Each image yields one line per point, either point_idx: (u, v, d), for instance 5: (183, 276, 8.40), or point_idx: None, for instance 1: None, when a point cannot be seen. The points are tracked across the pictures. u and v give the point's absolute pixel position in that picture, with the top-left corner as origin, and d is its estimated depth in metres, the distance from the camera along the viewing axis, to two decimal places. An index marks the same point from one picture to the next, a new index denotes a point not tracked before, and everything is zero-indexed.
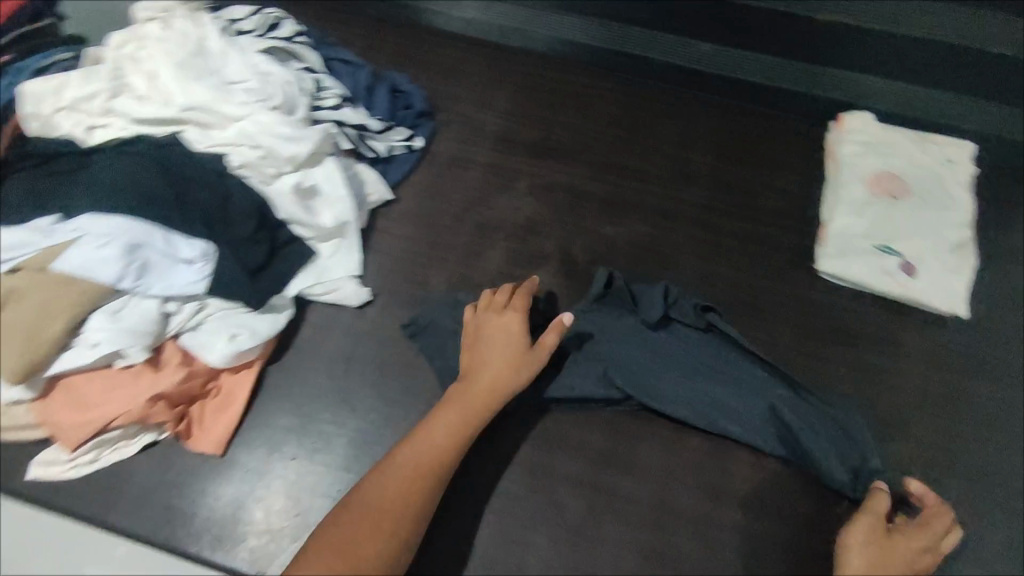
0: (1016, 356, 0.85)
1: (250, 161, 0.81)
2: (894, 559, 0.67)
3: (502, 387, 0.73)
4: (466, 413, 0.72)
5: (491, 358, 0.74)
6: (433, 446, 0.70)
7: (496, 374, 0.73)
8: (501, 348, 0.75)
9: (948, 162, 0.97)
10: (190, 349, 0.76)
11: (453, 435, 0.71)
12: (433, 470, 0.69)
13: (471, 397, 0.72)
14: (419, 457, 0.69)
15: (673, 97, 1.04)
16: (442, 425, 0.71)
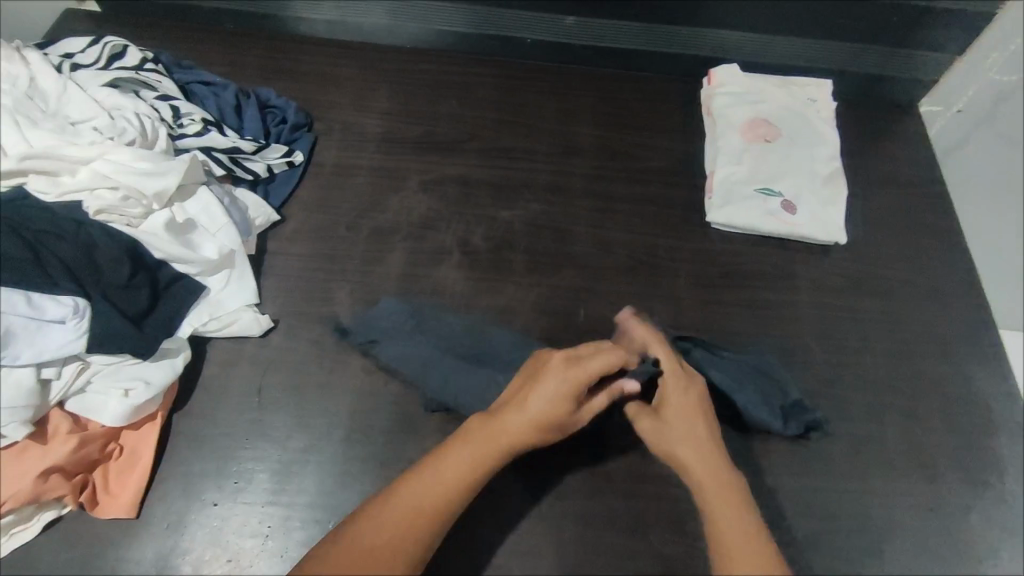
0: (889, 269, 0.93)
1: (109, 205, 0.74)
2: (674, 415, 0.71)
3: (524, 443, 0.66)
4: (478, 469, 0.64)
5: (527, 404, 0.67)
6: (436, 496, 0.62)
7: (520, 426, 0.66)
8: (542, 395, 0.67)
9: (811, 101, 1.03)
10: (80, 414, 0.72)
11: (466, 496, 0.63)
12: (427, 524, 0.61)
13: (497, 440, 0.66)
14: (419, 504, 0.62)
15: (549, 75, 1.08)
16: (457, 480, 0.64)
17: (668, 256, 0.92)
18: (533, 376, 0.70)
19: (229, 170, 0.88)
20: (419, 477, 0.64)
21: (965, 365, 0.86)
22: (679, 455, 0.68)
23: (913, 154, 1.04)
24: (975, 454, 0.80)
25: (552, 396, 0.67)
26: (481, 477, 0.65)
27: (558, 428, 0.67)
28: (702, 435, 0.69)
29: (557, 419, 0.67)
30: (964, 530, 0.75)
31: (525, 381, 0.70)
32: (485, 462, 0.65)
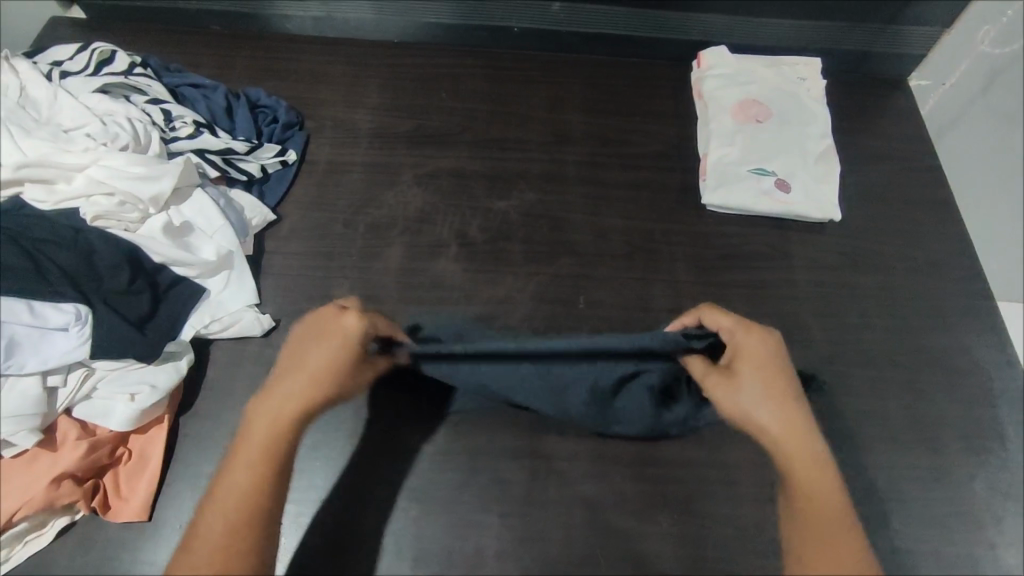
0: (885, 244, 0.93)
1: (106, 211, 0.75)
2: (744, 369, 0.69)
3: (315, 399, 0.65)
4: (263, 448, 0.63)
5: (301, 367, 0.66)
6: (246, 475, 0.61)
7: (296, 389, 0.65)
8: (314, 358, 0.66)
9: (801, 80, 1.03)
10: (87, 420, 0.72)
11: (258, 475, 0.61)
12: (256, 502, 0.60)
13: (277, 417, 0.64)
14: (226, 505, 0.60)
15: (538, 64, 1.08)
16: (241, 465, 0.62)
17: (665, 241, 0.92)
18: (305, 341, 0.68)
19: (223, 171, 0.88)
20: (227, 466, 0.62)
21: (963, 336, 0.87)
22: (758, 412, 0.67)
23: (904, 129, 1.04)
24: (975, 423, 0.81)
25: (328, 352, 0.66)
26: (281, 446, 0.63)
27: (334, 386, 0.66)
28: (775, 386, 0.68)
29: (341, 370, 0.67)
30: (967, 497, 0.77)
31: (297, 351, 0.68)
32: (284, 428, 0.64)
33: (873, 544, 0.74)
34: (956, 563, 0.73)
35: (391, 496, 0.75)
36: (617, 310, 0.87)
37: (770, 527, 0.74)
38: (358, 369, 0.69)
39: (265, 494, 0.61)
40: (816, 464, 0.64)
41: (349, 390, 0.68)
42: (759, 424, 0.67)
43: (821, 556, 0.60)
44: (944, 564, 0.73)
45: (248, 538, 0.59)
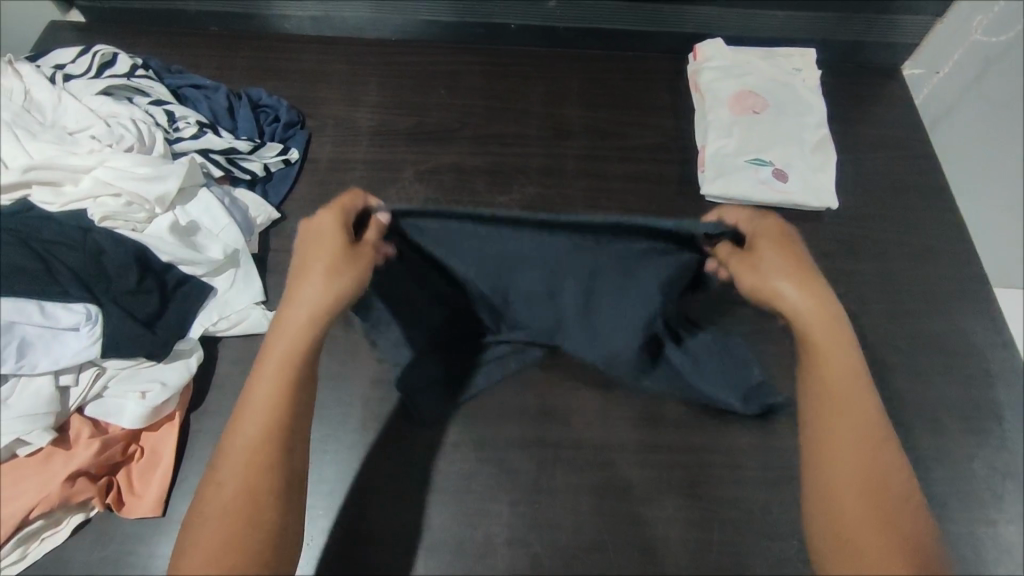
0: (881, 231, 0.95)
1: (113, 212, 0.76)
2: (766, 251, 0.70)
3: (325, 303, 0.66)
4: (285, 355, 0.65)
5: (305, 271, 0.67)
6: (254, 425, 0.62)
7: (312, 289, 0.66)
8: (321, 255, 0.67)
9: (796, 71, 1.04)
10: (99, 418, 0.73)
11: (280, 384, 0.64)
12: (266, 452, 0.62)
13: (293, 322, 0.66)
14: (254, 412, 0.63)
15: (536, 60, 1.09)
16: (267, 372, 0.64)
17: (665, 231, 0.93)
18: (310, 244, 0.69)
19: (227, 171, 0.89)
20: (232, 427, 0.63)
21: (961, 320, 0.88)
22: (784, 292, 0.68)
23: (899, 117, 1.05)
24: (974, 405, 0.82)
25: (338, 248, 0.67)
26: (301, 354, 0.65)
27: (343, 291, 0.67)
28: (798, 267, 0.69)
29: (352, 268, 0.67)
30: (967, 477, 0.78)
31: (304, 251, 0.69)
32: (293, 360, 0.65)
33: None
34: (958, 542, 0.75)
35: (401, 488, 0.76)
36: None
37: (774, 511, 0.75)
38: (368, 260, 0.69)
39: (275, 437, 0.62)
40: (843, 359, 0.67)
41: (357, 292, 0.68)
42: (785, 301, 0.69)
43: (847, 484, 0.62)
44: (946, 542, 0.75)
45: (274, 445, 0.62)
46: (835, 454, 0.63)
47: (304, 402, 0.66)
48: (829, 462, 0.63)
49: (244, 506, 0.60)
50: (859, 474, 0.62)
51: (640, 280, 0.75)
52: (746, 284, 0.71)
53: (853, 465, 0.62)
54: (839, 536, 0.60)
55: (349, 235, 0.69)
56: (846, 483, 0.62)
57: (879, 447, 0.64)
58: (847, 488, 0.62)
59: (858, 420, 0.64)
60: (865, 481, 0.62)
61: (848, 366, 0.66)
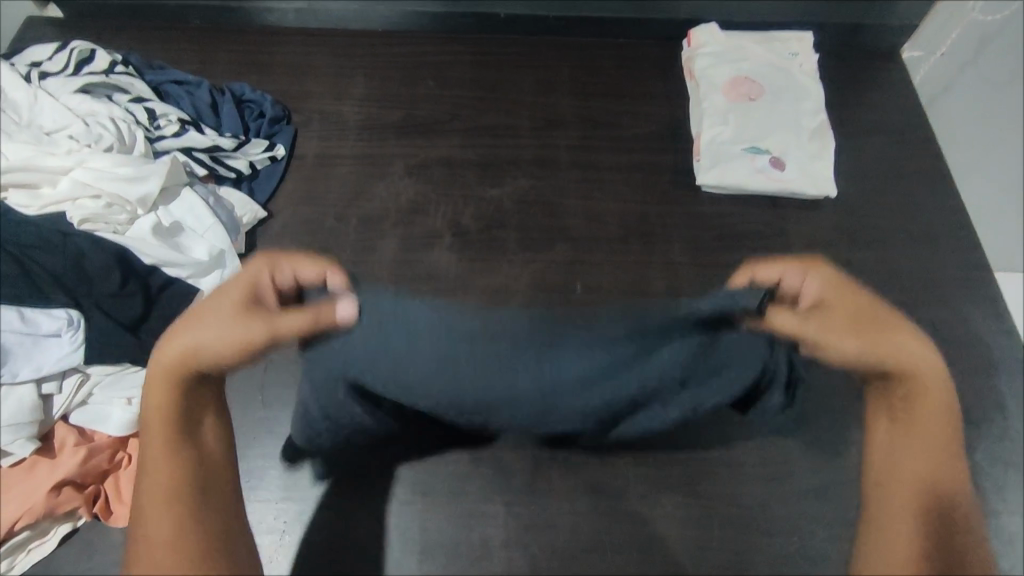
0: (881, 219, 0.93)
1: (94, 214, 0.74)
2: (833, 312, 0.83)
3: (212, 349, 0.73)
4: (165, 395, 0.69)
5: (200, 317, 0.73)
6: (148, 475, 0.66)
7: (199, 348, 0.72)
8: (210, 312, 0.74)
9: (793, 55, 1.02)
10: (85, 425, 0.71)
11: (163, 422, 0.68)
12: (163, 494, 0.64)
13: (169, 379, 0.70)
14: (151, 451, 0.67)
15: (525, 48, 1.06)
16: (151, 419, 0.68)
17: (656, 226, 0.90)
18: (218, 293, 0.77)
19: (211, 170, 0.87)
20: (138, 474, 0.66)
21: (962, 308, 0.86)
22: (852, 347, 0.80)
23: (898, 102, 1.03)
24: (976, 395, 0.81)
25: (233, 301, 0.75)
26: (177, 394, 0.70)
27: (245, 336, 0.75)
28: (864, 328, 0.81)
29: (245, 319, 0.75)
30: (970, 469, 0.76)
31: (206, 302, 0.76)
32: (168, 413, 0.69)
33: None
34: None
35: (394, 490, 0.74)
36: (614, 295, 0.87)
37: (772, 507, 0.75)
38: (266, 312, 0.76)
39: (163, 480, 0.65)
40: (938, 422, 0.77)
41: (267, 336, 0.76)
42: (847, 356, 0.80)
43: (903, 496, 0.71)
44: None
45: (175, 470, 0.66)
46: (901, 472, 0.73)
47: (194, 439, 0.70)
48: (889, 475, 0.73)
49: (166, 529, 0.63)
50: (913, 491, 0.71)
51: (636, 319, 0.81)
52: (814, 338, 0.81)
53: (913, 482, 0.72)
54: (892, 533, 0.69)
55: (250, 295, 0.77)
56: (911, 493, 0.71)
57: (942, 472, 0.73)
58: (901, 500, 0.71)
59: (901, 478, 0.72)
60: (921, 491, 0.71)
61: (943, 412, 0.77)
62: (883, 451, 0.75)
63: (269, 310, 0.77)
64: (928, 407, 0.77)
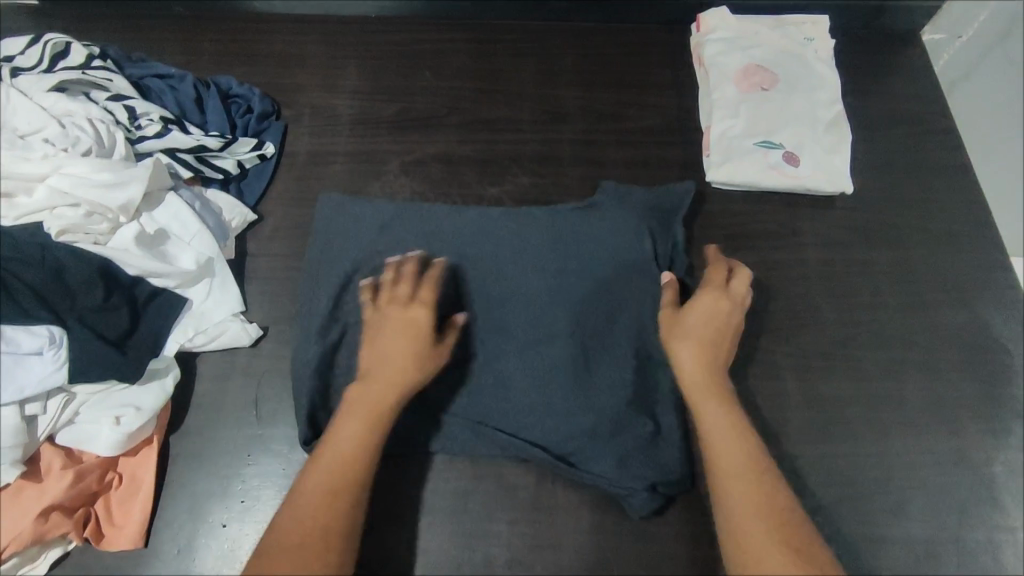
0: (897, 217, 0.89)
1: (72, 222, 0.70)
2: (693, 322, 0.72)
3: (403, 385, 0.68)
4: (361, 420, 0.65)
5: (385, 347, 0.69)
6: (343, 468, 0.63)
7: (400, 353, 0.68)
8: (415, 317, 0.70)
9: (808, 41, 0.97)
10: (72, 446, 0.69)
11: (358, 448, 0.64)
12: (342, 491, 0.62)
13: (373, 404, 0.66)
14: (329, 472, 0.63)
15: (525, 34, 1.01)
16: (342, 437, 0.64)
17: (655, 214, 0.84)
18: (404, 280, 0.73)
19: (197, 171, 0.83)
20: (301, 483, 0.62)
21: (982, 310, 0.83)
22: (689, 359, 0.70)
23: (917, 89, 0.98)
24: (994, 402, 0.78)
25: (430, 313, 0.71)
26: (378, 428, 0.66)
27: (419, 373, 0.69)
28: (711, 346, 0.71)
29: (420, 341, 0.70)
30: (987, 480, 0.74)
31: (397, 292, 0.72)
32: (380, 418, 0.66)
33: (892, 534, 0.71)
34: (977, 550, 0.71)
35: (394, 509, 0.72)
36: None
37: None
38: (436, 350, 0.71)
39: (348, 486, 0.62)
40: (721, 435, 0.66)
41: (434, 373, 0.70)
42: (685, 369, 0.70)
43: (749, 526, 0.60)
44: (965, 551, 0.71)
45: (344, 503, 0.62)
46: (734, 492, 0.62)
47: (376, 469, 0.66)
48: (727, 490, 0.63)
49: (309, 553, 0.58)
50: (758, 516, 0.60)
51: (615, 260, 0.81)
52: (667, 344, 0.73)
53: (748, 500, 0.61)
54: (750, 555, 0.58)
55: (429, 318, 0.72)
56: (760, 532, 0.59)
57: (775, 495, 0.62)
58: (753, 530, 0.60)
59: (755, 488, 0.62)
60: (763, 510, 0.61)
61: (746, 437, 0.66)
62: (719, 474, 0.64)
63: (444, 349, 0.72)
64: (701, 402, 0.68)
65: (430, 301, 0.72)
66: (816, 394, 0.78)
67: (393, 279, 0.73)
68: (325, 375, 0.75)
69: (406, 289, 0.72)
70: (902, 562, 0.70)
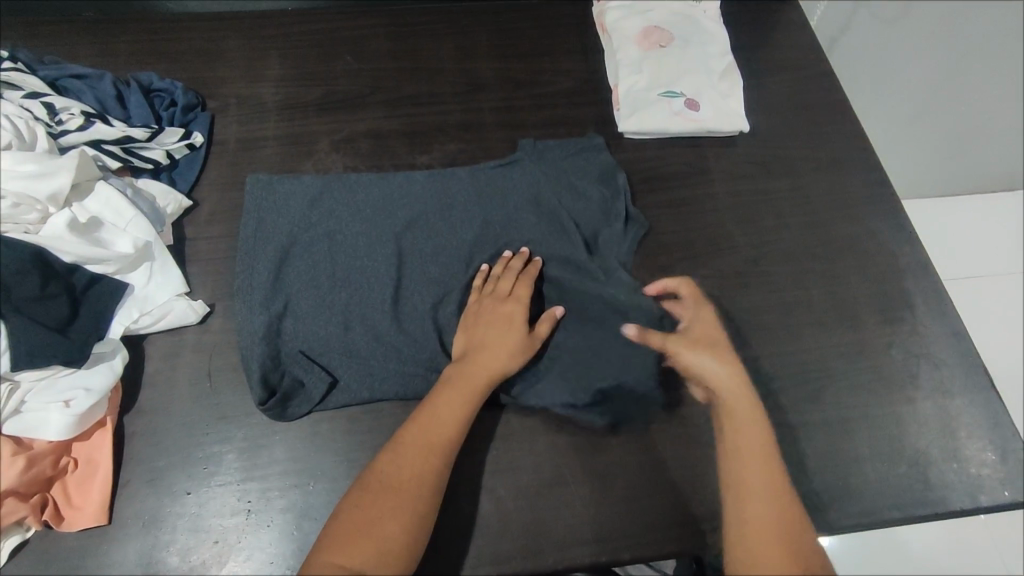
0: (791, 149, 0.99)
1: (1, 215, 0.70)
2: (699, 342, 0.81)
3: (497, 367, 0.74)
4: (458, 393, 0.71)
5: (487, 334, 0.76)
6: (438, 430, 0.68)
7: (500, 343, 0.75)
8: (513, 312, 0.78)
9: (697, 3, 1.06)
10: (21, 435, 0.68)
11: (454, 415, 0.70)
12: (439, 451, 0.67)
13: (470, 379, 0.72)
14: (426, 433, 0.68)
15: (440, 15, 1.06)
16: (440, 405, 0.70)
17: (573, 164, 0.91)
18: (505, 277, 0.81)
19: (125, 162, 0.83)
20: (401, 437, 0.68)
21: (871, 222, 0.93)
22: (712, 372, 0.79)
23: (797, 40, 1.10)
24: (889, 297, 0.88)
25: (523, 309, 0.78)
26: (473, 402, 0.71)
27: (510, 360, 0.75)
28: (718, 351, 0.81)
29: (512, 330, 0.76)
30: (887, 363, 0.83)
31: (499, 288, 0.80)
32: (473, 394, 0.72)
33: (812, 419, 0.79)
34: (883, 422, 0.80)
35: (356, 455, 0.76)
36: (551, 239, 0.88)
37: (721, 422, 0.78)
38: (529, 339, 0.77)
39: (443, 447, 0.68)
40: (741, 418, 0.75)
41: (524, 359, 0.76)
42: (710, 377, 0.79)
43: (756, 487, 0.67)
44: (874, 423, 0.80)
45: (437, 462, 0.66)
46: (751, 481, 0.68)
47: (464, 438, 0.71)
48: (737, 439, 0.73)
49: (402, 501, 0.63)
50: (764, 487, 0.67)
51: (540, 206, 0.88)
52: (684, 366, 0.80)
53: (762, 493, 0.67)
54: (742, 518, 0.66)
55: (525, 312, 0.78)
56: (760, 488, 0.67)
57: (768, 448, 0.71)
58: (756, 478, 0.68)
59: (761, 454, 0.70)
60: (773, 505, 0.66)
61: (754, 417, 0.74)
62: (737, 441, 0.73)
63: (532, 342, 0.77)
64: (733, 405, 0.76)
65: (526, 298, 0.79)
66: (735, 307, 0.86)
67: (497, 275, 0.81)
68: (274, 341, 0.77)
69: (501, 284, 0.80)
70: (822, 440, 0.78)
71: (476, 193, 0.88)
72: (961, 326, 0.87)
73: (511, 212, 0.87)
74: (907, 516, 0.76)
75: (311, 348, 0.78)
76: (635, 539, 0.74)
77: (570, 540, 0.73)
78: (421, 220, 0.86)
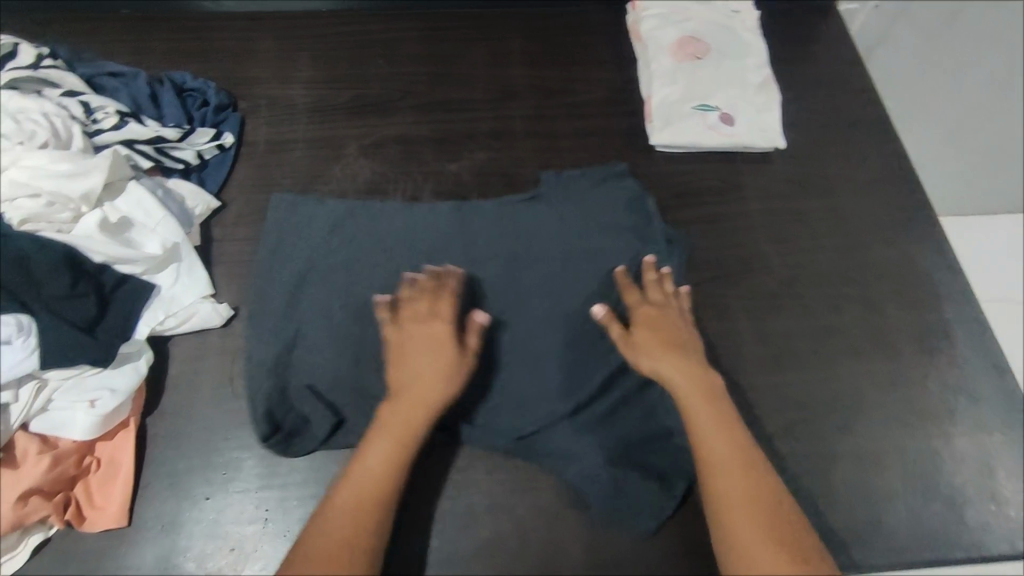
0: (828, 167, 0.96)
1: (35, 213, 0.71)
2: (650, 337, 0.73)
3: (431, 407, 0.69)
4: (390, 441, 0.67)
5: (408, 371, 0.71)
6: (369, 487, 0.65)
7: (426, 379, 0.70)
8: (434, 339, 0.72)
9: (735, 13, 1.04)
10: (47, 433, 0.69)
11: (386, 467, 0.66)
12: (371, 509, 0.64)
13: (404, 425, 0.68)
14: (358, 490, 0.64)
15: (474, 20, 1.05)
16: (371, 457, 0.66)
17: (609, 185, 0.88)
18: (426, 295, 0.74)
19: (157, 161, 0.83)
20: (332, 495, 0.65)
21: (909, 247, 0.90)
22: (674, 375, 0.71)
23: (837, 53, 1.07)
24: (927, 325, 0.85)
25: (449, 335, 0.72)
26: (407, 450, 0.67)
27: (441, 396, 0.70)
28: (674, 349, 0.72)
29: (436, 363, 0.70)
30: (922, 395, 0.80)
31: (419, 309, 0.73)
32: (409, 439, 0.68)
33: (842, 450, 0.77)
34: (917, 458, 0.77)
35: None
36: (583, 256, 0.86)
37: None
38: (457, 366, 0.71)
39: (377, 505, 0.64)
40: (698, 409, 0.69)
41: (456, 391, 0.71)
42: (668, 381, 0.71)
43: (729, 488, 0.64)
44: (907, 458, 0.77)
45: (371, 522, 0.63)
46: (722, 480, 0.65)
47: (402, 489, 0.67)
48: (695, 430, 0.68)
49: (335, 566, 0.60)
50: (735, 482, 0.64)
51: (569, 223, 0.85)
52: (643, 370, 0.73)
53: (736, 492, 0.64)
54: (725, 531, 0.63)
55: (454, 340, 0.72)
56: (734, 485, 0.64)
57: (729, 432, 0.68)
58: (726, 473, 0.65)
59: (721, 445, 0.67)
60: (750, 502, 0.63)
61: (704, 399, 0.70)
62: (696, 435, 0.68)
63: (459, 366, 0.71)
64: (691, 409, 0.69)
65: (449, 316, 0.73)
66: (765, 330, 0.83)
67: (414, 294, 0.75)
68: (280, 373, 0.76)
69: (421, 305, 0.74)
70: (852, 474, 0.76)
71: (501, 220, 0.86)
72: (1002, 359, 0.83)
73: (536, 248, 0.84)
74: (937, 558, 0.73)
75: (318, 384, 0.76)
76: (652, 566, 0.73)
77: (588, 564, 0.72)
78: (442, 250, 0.84)
